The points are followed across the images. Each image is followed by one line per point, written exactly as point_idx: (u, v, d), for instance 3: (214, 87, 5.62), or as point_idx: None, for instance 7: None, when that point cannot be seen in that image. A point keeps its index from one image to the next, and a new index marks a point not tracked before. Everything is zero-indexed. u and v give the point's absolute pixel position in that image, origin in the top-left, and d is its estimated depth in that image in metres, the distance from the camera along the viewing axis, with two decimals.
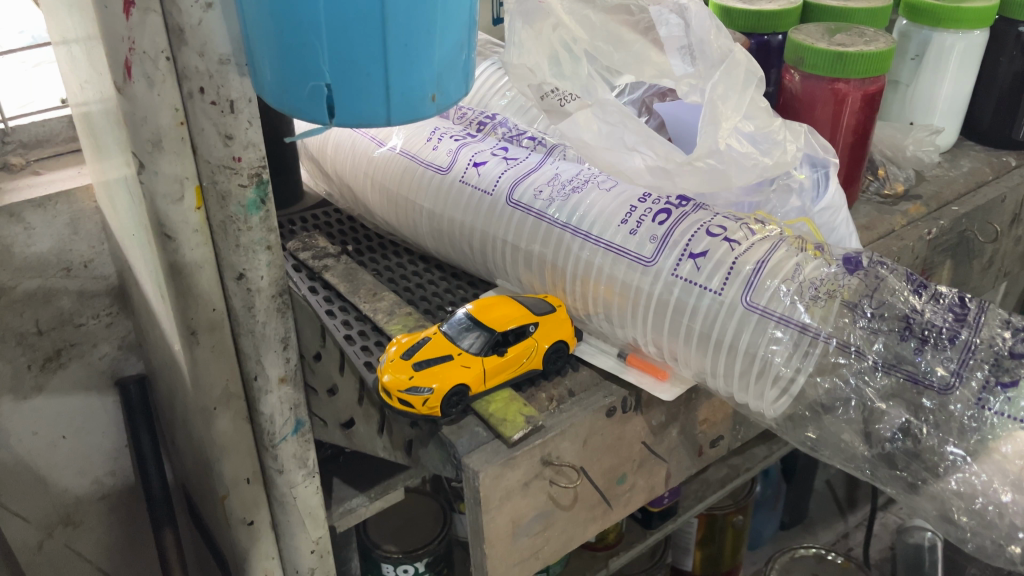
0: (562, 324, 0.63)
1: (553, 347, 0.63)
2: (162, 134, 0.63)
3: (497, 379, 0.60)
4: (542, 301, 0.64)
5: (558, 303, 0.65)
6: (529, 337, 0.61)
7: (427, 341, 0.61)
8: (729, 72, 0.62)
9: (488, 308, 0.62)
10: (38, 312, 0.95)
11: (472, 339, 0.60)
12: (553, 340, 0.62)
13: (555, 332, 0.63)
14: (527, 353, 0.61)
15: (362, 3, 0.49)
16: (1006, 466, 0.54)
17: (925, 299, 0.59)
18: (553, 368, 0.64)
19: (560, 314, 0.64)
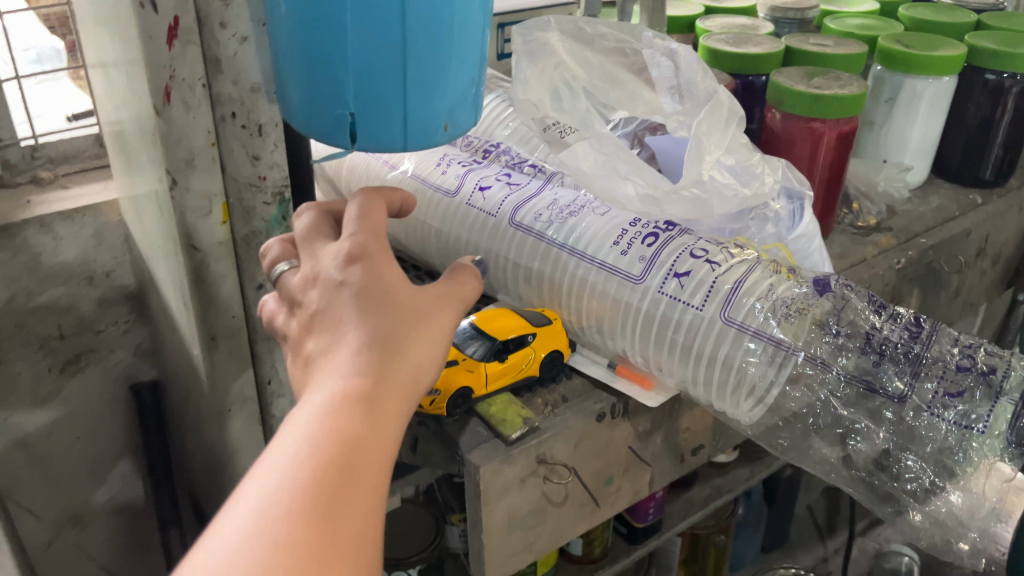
0: (558, 335, 0.69)
1: (549, 356, 0.69)
2: (195, 153, 0.69)
3: (497, 383, 0.66)
4: (540, 312, 0.70)
5: (554, 315, 0.71)
6: (528, 346, 0.67)
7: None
8: (713, 110, 0.69)
9: (492, 319, 0.68)
10: (61, 318, 1.01)
11: (475, 346, 0.66)
12: (549, 350, 0.68)
13: (551, 342, 0.69)
14: (525, 361, 0.67)
15: (387, 41, 0.56)
16: (953, 469, 0.61)
17: (884, 319, 0.65)
18: (550, 374, 0.70)
19: (556, 325, 0.70)
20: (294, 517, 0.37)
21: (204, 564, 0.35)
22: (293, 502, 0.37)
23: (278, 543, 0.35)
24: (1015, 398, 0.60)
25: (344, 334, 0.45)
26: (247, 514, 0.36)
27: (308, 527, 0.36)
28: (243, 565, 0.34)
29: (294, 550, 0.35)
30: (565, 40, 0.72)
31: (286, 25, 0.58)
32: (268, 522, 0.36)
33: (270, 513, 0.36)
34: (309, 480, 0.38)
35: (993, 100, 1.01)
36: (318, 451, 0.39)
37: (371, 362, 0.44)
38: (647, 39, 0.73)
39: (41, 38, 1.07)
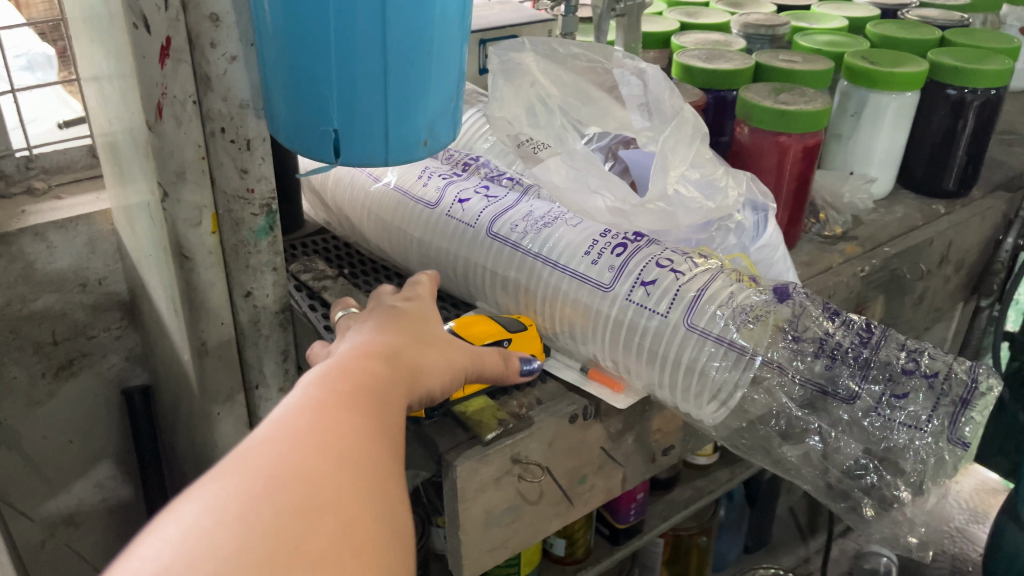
0: (532, 341, 0.73)
1: None
2: (186, 166, 0.72)
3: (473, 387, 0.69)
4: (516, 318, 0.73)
5: (528, 321, 0.74)
6: None
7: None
8: (679, 128, 0.74)
9: (470, 323, 0.71)
10: (55, 324, 1.03)
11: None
12: (524, 355, 0.72)
13: (526, 348, 0.72)
14: None
15: (367, 64, 0.59)
16: (904, 468, 0.65)
17: (837, 324, 0.70)
18: (523, 378, 0.73)
19: (531, 332, 0.73)
20: (339, 405, 0.45)
21: (266, 423, 0.43)
22: (336, 398, 0.46)
23: (328, 414, 0.44)
24: (955, 399, 0.64)
25: (377, 334, 0.58)
26: (301, 399, 0.45)
27: (349, 412, 0.45)
28: (307, 423, 0.42)
29: (340, 422, 0.44)
30: (540, 59, 0.76)
31: (272, 47, 0.62)
32: (319, 403, 0.45)
33: (322, 399, 0.45)
34: (349, 391, 0.48)
35: (954, 114, 1.05)
36: (356, 381, 0.49)
37: (397, 351, 0.56)
38: (618, 59, 0.77)
39: (31, 43, 1.04)
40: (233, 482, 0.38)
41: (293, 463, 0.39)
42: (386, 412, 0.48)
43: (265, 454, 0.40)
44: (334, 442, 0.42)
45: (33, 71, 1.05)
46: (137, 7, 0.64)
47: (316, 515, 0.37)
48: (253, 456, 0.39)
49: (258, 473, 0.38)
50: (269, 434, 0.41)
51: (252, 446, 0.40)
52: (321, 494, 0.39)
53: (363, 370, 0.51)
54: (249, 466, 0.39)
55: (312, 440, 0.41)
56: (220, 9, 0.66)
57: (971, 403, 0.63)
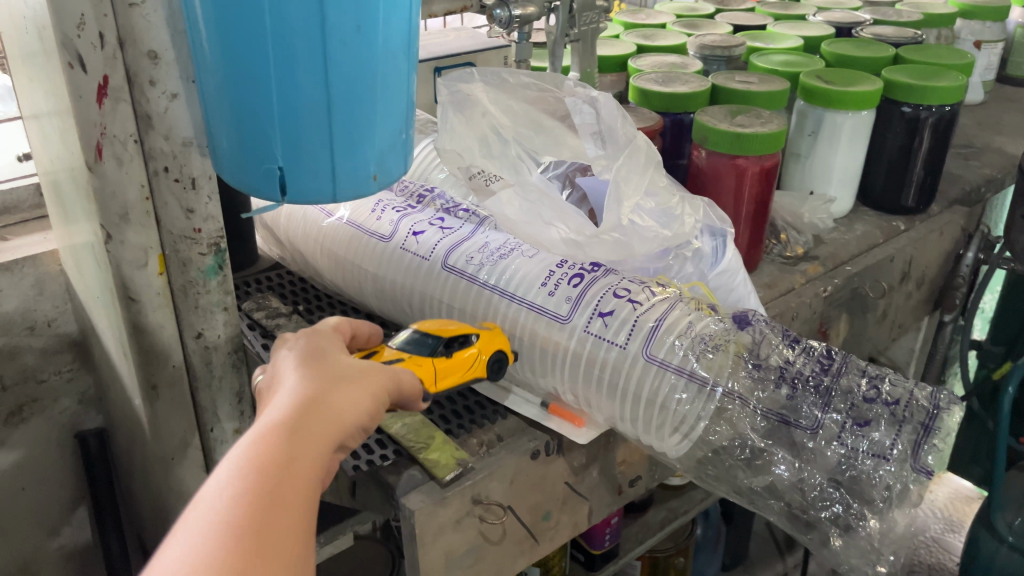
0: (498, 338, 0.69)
1: (494, 357, 0.67)
2: (129, 208, 0.70)
3: (444, 378, 0.63)
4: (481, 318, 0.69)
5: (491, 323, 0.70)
6: (472, 344, 0.66)
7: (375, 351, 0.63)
8: (632, 156, 0.73)
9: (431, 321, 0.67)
10: (2, 369, 1.00)
11: (418, 342, 0.64)
12: (493, 351, 0.67)
13: (494, 343, 0.68)
14: (472, 360, 0.65)
15: (310, 100, 0.58)
16: (870, 495, 0.64)
17: (796, 351, 0.69)
18: (494, 373, 0.68)
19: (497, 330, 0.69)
20: (279, 482, 0.42)
21: (193, 505, 0.40)
22: (277, 470, 0.43)
23: (268, 497, 0.41)
24: (917, 425, 0.63)
25: (311, 372, 0.53)
26: (239, 476, 0.42)
27: (291, 496, 0.42)
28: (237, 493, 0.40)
29: (283, 510, 0.41)
30: (490, 90, 0.75)
31: (212, 87, 0.60)
32: (259, 482, 0.42)
33: (260, 476, 0.42)
34: (288, 460, 0.44)
35: (909, 131, 1.05)
36: (295, 446, 0.46)
37: (340, 392, 0.52)
38: (570, 87, 0.77)
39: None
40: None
41: (231, 567, 0.37)
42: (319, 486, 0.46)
43: (202, 555, 0.37)
44: (274, 542, 0.39)
45: None
46: (71, 46, 0.62)
47: None
48: (180, 555, 0.37)
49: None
50: (211, 522, 0.39)
51: (188, 544, 0.37)
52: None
53: (301, 430, 0.47)
54: (186, 570, 0.36)
55: (251, 538, 0.39)
56: (158, 46, 0.63)
57: (932, 429, 0.63)
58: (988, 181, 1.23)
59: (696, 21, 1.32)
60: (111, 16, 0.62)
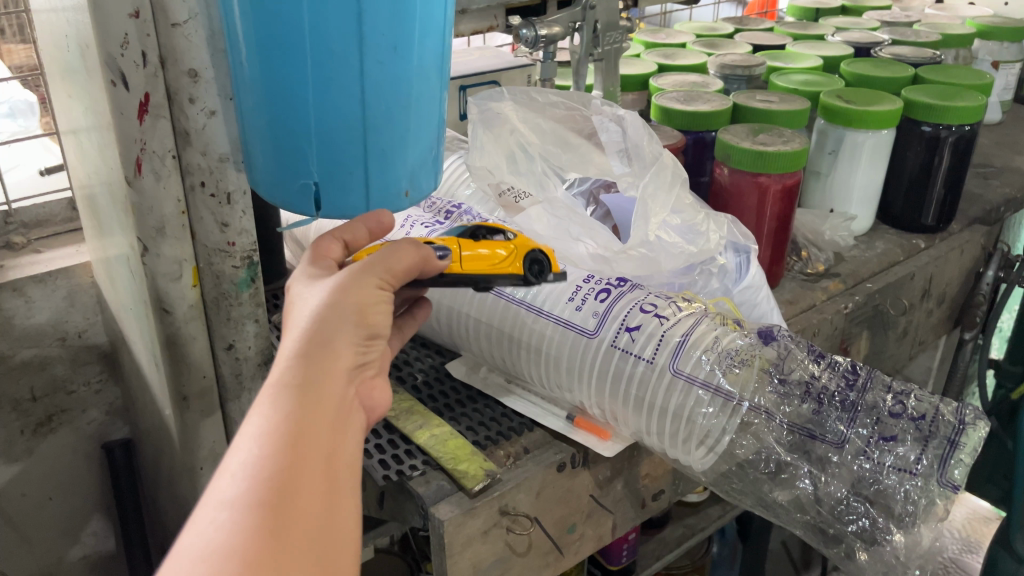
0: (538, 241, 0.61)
1: (533, 251, 0.60)
2: (166, 222, 0.71)
3: (473, 250, 0.57)
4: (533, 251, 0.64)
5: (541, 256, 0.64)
6: (505, 237, 0.60)
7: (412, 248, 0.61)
8: (659, 174, 0.74)
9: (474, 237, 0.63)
10: (33, 380, 1.02)
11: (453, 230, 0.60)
12: (530, 244, 0.60)
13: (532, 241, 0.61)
14: (504, 248, 0.58)
15: (345, 116, 0.58)
16: (895, 510, 0.65)
17: (822, 366, 0.70)
18: (536, 275, 0.59)
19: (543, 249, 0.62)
20: (318, 425, 0.41)
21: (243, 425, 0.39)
22: (313, 408, 0.41)
23: (312, 443, 0.40)
24: (942, 440, 0.64)
25: (325, 285, 0.48)
26: (281, 416, 0.40)
27: (330, 440, 0.41)
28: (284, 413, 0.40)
29: (323, 458, 0.40)
30: (519, 108, 0.77)
31: (250, 103, 0.61)
32: (303, 423, 0.40)
33: (302, 419, 0.40)
34: (323, 400, 0.42)
35: (930, 150, 1.06)
36: (327, 377, 0.43)
37: (362, 304, 0.47)
38: (596, 106, 0.79)
39: (15, 92, 1.08)
40: (227, 536, 0.35)
41: (283, 512, 0.36)
42: (351, 420, 0.44)
43: (256, 494, 0.36)
44: (319, 491, 0.38)
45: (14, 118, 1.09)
46: (114, 64, 0.63)
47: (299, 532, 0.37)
48: (241, 479, 0.37)
49: (256, 535, 0.35)
50: (259, 459, 0.38)
51: (237, 482, 0.37)
52: (312, 554, 0.37)
53: (329, 359, 0.44)
54: (249, 490, 0.36)
55: (298, 486, 0.38)
56: (198, 65, 0.65)
57: (959, 444, 0.64)
58: (1007, 200, 1.24)
59: (716, 40, 1.34)
60: (154, 35, 0.63)
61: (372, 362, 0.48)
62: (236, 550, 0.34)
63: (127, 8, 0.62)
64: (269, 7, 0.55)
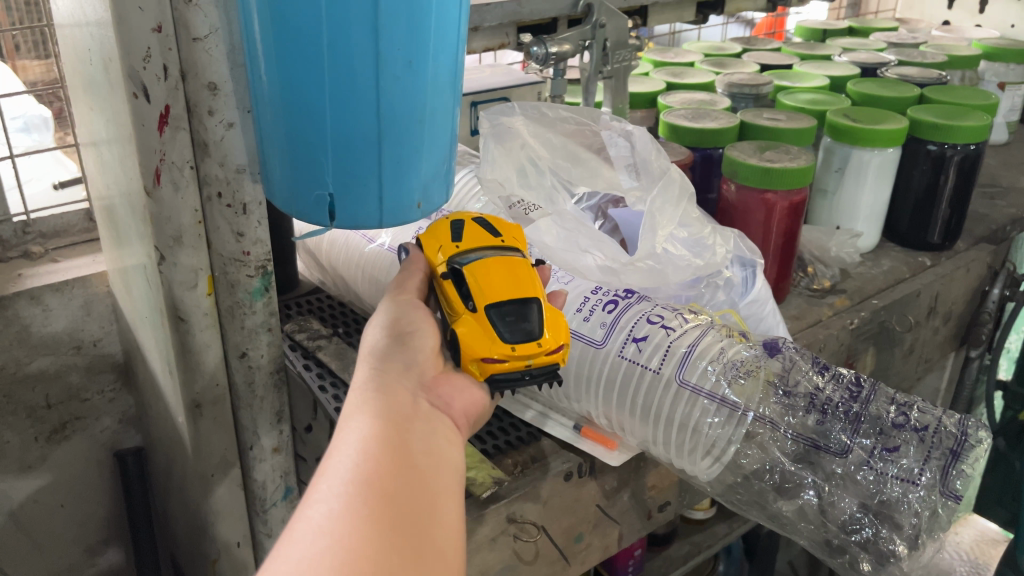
0: (476, 334, 0.58)
1: (460, 339, 0.58)
2: (183, 231, 0.71)
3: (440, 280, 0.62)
4: (523, 338, 0.57)
5: (529, 348, 0.57)
6: (464, 307, 0.59)
7: (496, 230, 0.64)
8: (666, 188, 0.76)
9: (516, 277, 0.60)
10: (48, 387, 1.03)
11: (466, 258, 0.61)
12: (463, 335, 0.58)
13: (475, 336, 0.58)
14: (454, 309, 0.60)
15: (362, 129, 0.60)
16: (901, 522, 0.65)
17: (826, 378, 0.71)
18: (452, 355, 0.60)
19: (498, 344, 0.57)
20: (387, 427, 0.49)
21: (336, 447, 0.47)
22: (392, 432, 0.48)
23: (384, 439, 0.48)
24: (945, 451, 0.65)
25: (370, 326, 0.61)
26: (356, 428, 0.48)
27: (400, 432, 0.49)
28: (368, 435, 0.48)
29: (396, 442, 0.48)
30: (529, 123, 0.78)
31: (267, 115, 0.62)
32: (372, 430, 0.48)
33: (371, 424, 0.49)
34: (384, 405, 0.51)
35: (936, 168, 1.07)
36: (384, 392, 0.53)
37: (395, 323, 0.60)
38: (605, 121, 0.80)
39: (30, 106, 1.09)
40: (336, 518, 0.41)
41: (379, 500, 0.43)
42: (417, 416, 0.52)
43: (352, 488, 0.43)
44: (397, 467, 0.46)
45: (29, 132, 1.10)
46: (137, 76, 0.64)
47: (393, 512, 0.42)
48: (337, 478, 0.43)
49: (353, 502, 0.42)
50: (352, 466, 0.44)
51: (335, 481, 0.43)
52: (411, 512, 0.43)
53: (381, 375, 0.55)
54: (347, 484, 0.43)
55: (378, 468, 0.45)
56: (218, 78, 0.66)
57: (961, 455, 0.65)
58: (1013, 220, 1.25)
59: (724, 60, 1.35)
60: (175, 50, 0.64)
61: (428, 370, 0.58)
62: (346, 528, 0.40)
63: (150, 22, 0.62)
64: (291, 22, 0.56)
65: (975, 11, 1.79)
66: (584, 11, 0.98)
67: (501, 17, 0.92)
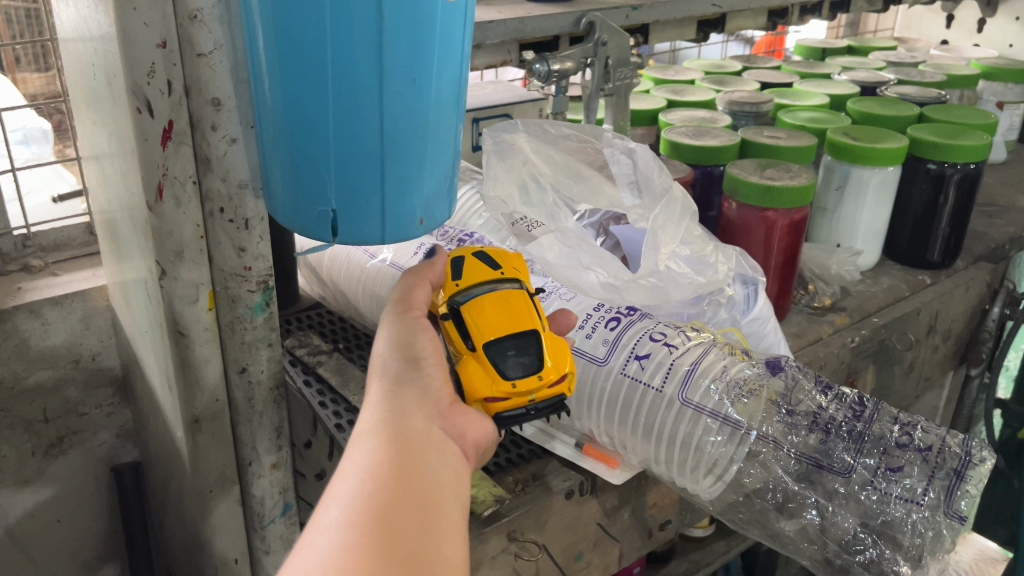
0: (477, 374, 0.58)
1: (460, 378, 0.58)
2: (184, 246, 0.71)
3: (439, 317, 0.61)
4: (522, 375, 0.57)
5: (534, 384, 0.58)
6: (466, 345, 0.59)
7: (496, 263, 0.63)
8: (668, 206, 0.76)
9: (513, 312, 0.59)
10: (46, 401, 1.03)
11: (465, 295, 0.60)
12: (464, 374, 0.58)
13: (476, 376, 0.58)
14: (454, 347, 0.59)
15: (366, 145, 0.60)
16: (904, 543, 0.65)
17: (829, 398, 0.71)
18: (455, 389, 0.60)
19: (502, 385, 0.57)
20: (399, 453, 0.48)
21: (345, 471, 0.46)
22: (403, 458, 0.48)
23: (396, 468, 0.47)
24: (948, 472, 0.65)
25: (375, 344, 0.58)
26: (367, 453, 0.47)
27: (412, 458, 0.48)
28: (379, 460, 0.47)
29: (405, 471, 0.47)
30: (532, 140, 0.78)
31: (271, 130, 0.62)
32: (384, 455, 0.47)
33: (383, 449, 0.48)
34: (397, 431, 0.50)
35: (935, 187, 1.08)
36: (399, 417, 0.51)
37: (409, 346, 0.57)
38: (607, 139, 0.80)
39: (29, 119, 1.09)
40: (337, 551, 0.40)
41: (383, 533, 0.42)
42: (430, 443, 0.51)
43: (358, 519, 0.42)
44: (406, 498, 0.45)
45: (28, 145, 1.10)
46: (140, 92, 0.64)
47: (397, 545, 0.42)
48: (343, 507, 0.43)
49: (359, 533, 0.41)
50: (359, 494, 0.44)
51: (342, 509, 0.43)
52: (415, 546, 0.42)
53: (395, 400, 0.53)
54: (352, 514, 0.42)
55: (388, 499, 0.44)
56: (221, 94, 0.66)
57: (965, 475, 0.64)
58: (1012, 239, 1.25)
59: (724, 77, 1.36)
60: (179, 65, 0.64)
61: (442, 398, 0.56)
62: (347, 560, 0.39)
63: (154, 38, 0.63)
64: (296, 37, 0.56)
65: (973, 30, 1.80)
66: (586, 28, 0.98)
67: (503, 34, 0.92)
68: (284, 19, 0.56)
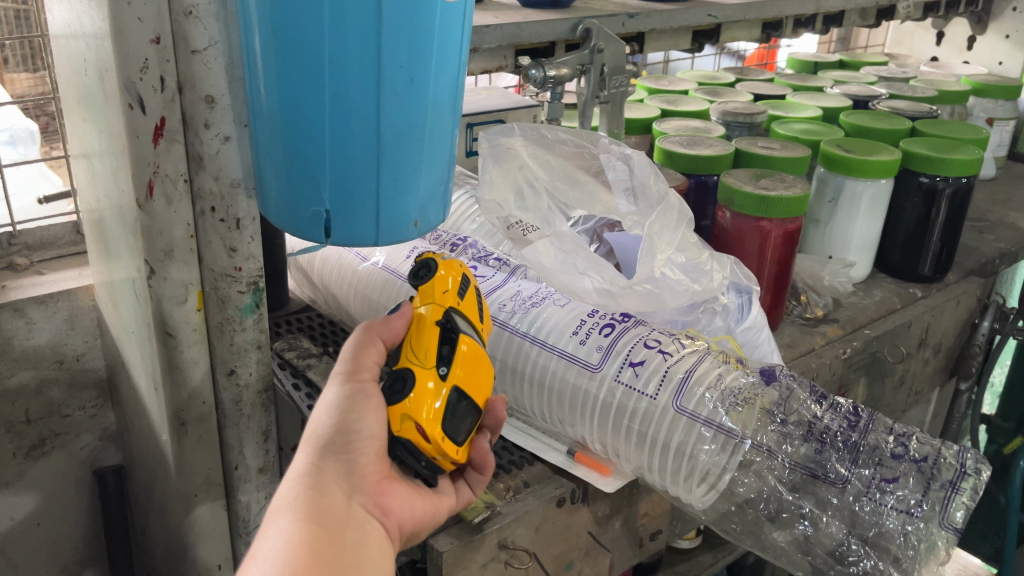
0: (423, 395, 0.57)
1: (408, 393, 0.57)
2: (174, 245, 0.70)
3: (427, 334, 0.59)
4: (444, 429, 0.57)
5: (414, 422, 0.57)
6: (446, 381, 0.58)
7: (481, 317, 0.64)
8: (665, 212, 0.76)
9: (477, 368, 0.60)
10: (29, 403, 1.01)
11: (460, 322, 0.60)
12: (418, 393, 0.57)
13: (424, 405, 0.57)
14: (433, 370, 0.58)
15: (361, 145, 0.59)
16: (897, 556, 0.65)
17: (824, 408, 0.71)
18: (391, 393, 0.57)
19: (406, 406, 0.57)
20: (315, 536, 0.51)
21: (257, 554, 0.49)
22: (318, 540, 0.51)
23: (309, 552, 0.49)
24: (944, 483, 0.65)
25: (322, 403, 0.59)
26: (282, 534, 0.50)
27: (328, 541, 0.51)
28: (294, 541, 0.50)
29: (322, 556, 0.50)
30: (528, 145, 0.79)
31: (266, 129, 0.61)
32: (299, 537, 0.50)
33: (298, 527, 0.51)
34: (315, 511, 0.52)
35: (927, 202, 1.08)
36: (319, 493, 0.54)
37: (344, 415, 0.57)
38: (604, 144, 0.81)
39: (15, 119, 1.07)
40: None
41: None
42: (350, 522, 0.54)
43: None
44: None
45: (14, 146, 1.07)
46: (132, 87, 0.63)
47: None
48: None
49: None
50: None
51: None
52: None
53: (319, 474, 0.55)
54: None
55: None
56: (215, 91, 0.65)
57: (959, 486, 0.65)
58: (1002, 253, 1.25)
59: (718, 88, 1.36)
60: (173, 61, 0.63)
61: (373, 473, 0.58)
62: None
63: (148, 34, 0.61)
64: (292, 33, 0.55)
65: (963, 48, 1.82)
66: (583, 35, 0.98)
67: (500, 38, 0.92)
68: (282, 16, 0.55)
